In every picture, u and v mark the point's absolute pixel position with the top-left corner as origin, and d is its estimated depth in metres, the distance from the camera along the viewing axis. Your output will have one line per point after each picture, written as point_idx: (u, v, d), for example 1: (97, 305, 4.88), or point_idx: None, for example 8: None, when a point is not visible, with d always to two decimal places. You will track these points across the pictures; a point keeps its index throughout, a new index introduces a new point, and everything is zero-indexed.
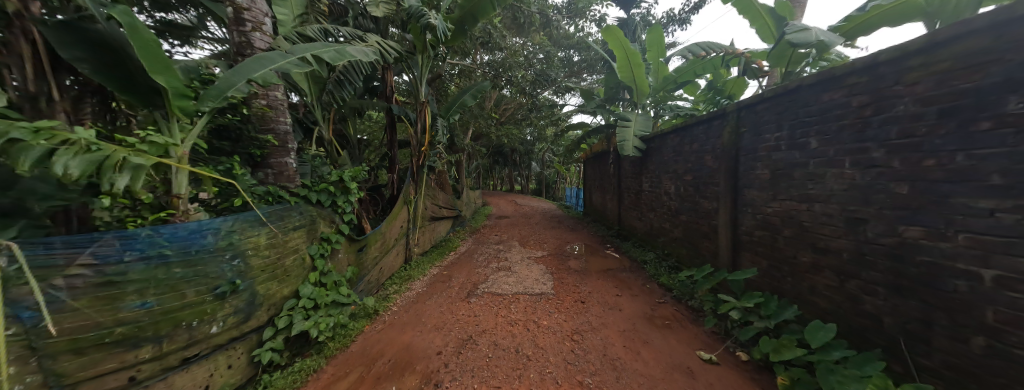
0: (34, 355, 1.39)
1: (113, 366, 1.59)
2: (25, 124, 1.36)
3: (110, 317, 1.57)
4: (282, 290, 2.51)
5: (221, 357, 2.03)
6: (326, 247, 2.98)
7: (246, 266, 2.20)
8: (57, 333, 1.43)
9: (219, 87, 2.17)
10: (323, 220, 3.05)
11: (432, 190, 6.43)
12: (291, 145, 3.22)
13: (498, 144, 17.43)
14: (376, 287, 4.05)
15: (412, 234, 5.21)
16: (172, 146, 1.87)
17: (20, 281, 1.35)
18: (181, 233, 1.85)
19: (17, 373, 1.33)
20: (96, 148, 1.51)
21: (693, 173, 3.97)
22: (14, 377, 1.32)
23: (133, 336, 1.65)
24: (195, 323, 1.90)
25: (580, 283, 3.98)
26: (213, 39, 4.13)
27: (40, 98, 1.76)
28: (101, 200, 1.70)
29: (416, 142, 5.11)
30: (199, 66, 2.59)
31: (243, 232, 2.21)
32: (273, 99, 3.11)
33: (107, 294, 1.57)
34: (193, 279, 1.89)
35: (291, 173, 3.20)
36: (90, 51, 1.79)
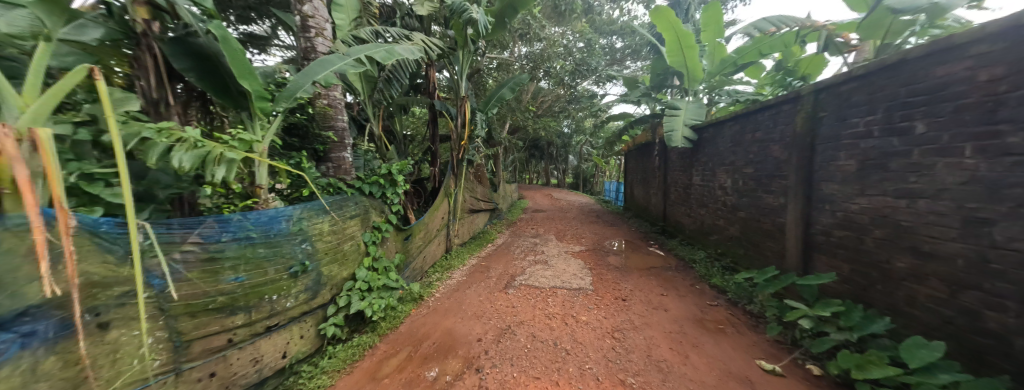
0: (162, 315, 1.69)
1: (217, 329, 1.88)
2: (152, 126, 1.64)
3: (214, 288, 1.87)
4: (342, 272, 2.78)
5: (296, 328, 2.32)
6: (378, 235, 3.23)
7: (313, 249, 2.47)
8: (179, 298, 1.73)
9: (290, 89, 2.43)
10: (374, 210, 3.30)
11: (471, 183, 6.61)
12: (348, 140, 3.48)
13: (535, 138, 17.31)
14: (421, 274, 4.30)
15: (452, 225, 5.42)
16: (256, 142, 2.14)
17: (152, 253, 1.65)
18: (264, 218, 2.11)
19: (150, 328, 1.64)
20: (202, 144, 1.78)
21: (754, 165, 3.59)
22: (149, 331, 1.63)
23: (230, 305, 1.94)
24: (275, 297, 2.18)
25: (621, 279, 3.84)
26: (283, 46, 4.63)
27: (160, 103, 2.07)
28: (205, 189, 2.03)
29: (457, 135, 5.26)
30: (274, 71, 2.92)
31: (311, 219, 2.47)
32: (333, 99, 3.40)
33: (210, 268, 1.86)
34: (273, 258, 2.17)
35: (348, 167, 3.47)
36: (194, 63, 2.11)
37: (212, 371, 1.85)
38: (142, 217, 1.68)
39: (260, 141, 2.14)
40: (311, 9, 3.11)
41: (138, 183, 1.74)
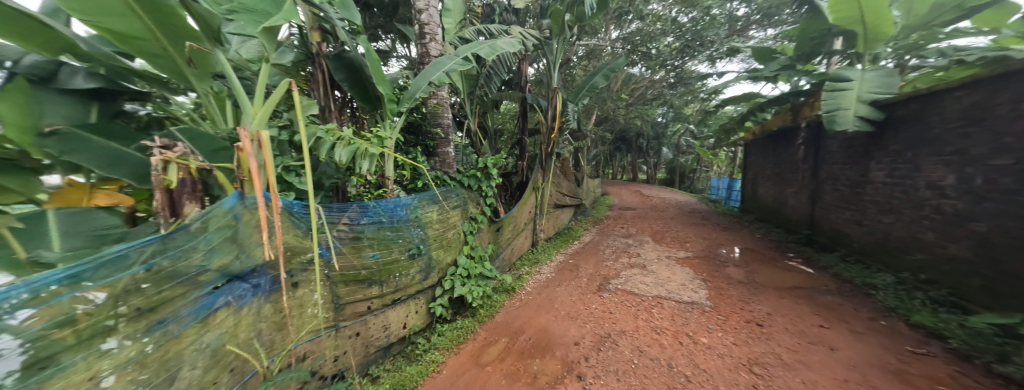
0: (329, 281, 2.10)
1: (361, 296, 2.27)
2: (323, 127, 2.04)
3: (360, 262, 2.25)
4: (446, 257, 3.04)
5: (412, 304, 2.65)
6: (475, 225, 3.42)
7: (426, 235, 2.78)
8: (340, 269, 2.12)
9: (411, 91, 2.76)
10: (471, 202, 3.51)
11: (557, 177, 6.48)
12: (451, 136, 3.77)
13: (624, 129, 15.90)
14: (510, 266, 4.41)
15: (538, 220, 5.42)
16: (388, 139, 2.50)
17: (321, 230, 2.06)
18: (391, 205, 2.46)
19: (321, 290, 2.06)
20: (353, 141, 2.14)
21: (1019, 155, 2.38)
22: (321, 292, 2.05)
23: (370, 277, 2.32)
24: (399, 275, 2.53)
25: (748, 298, 3.14)
26: (399, 57, 5.43)
27: (325, 110, 2.53)
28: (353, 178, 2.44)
29: (546, 129, 5.19)
30: (397, 77, 3.35)
31: (424, 207, 2.78)
32: (441, 98, 3.73)
33: (357, 245, 2.23)
34: (397, 240, 2.51)
35: (450, 160, 3.81)
36: (346, 74, 2.57)
37: (357, 331, 2.25)
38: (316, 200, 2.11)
39: (390, 138, 2.49)
40: (427, 16, 3.45)
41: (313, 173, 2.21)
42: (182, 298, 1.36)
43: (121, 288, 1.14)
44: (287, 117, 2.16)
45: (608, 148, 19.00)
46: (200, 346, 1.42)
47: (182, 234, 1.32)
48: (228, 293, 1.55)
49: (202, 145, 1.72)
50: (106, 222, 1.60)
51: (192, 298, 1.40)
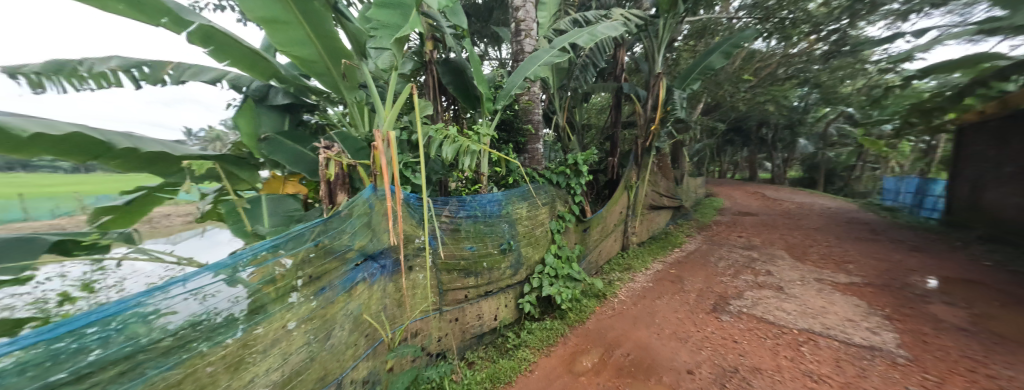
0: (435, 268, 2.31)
1: (460, 285, 2.44)
2: (434, 127, 2.25)
3: (459, 252, 2.41)
4: (535, 254, 3.02)
5: (502, 297, 2.73)
6: (563, 224, 3.30)
7: (516, 231, 2.81)
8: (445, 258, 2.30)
9: (507, 89, 2.81)
10: (560, 199, 3.40)
11: (654, 175, 5.77)
12: (541, 132, 3.74)
13: (740, 118, 13.16)
14: (597, 269, 4.13)
15: (631, 222, 4.93)
16: (488, 137, 2.59)
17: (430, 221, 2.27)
18: (486, 200, 2.58)
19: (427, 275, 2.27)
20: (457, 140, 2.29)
21: None
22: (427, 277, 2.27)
23: (468, 268, 2.47)
24: (492, 268, 2.63)
25: (980, 360, 2.12)
26: (492, 58, 5.67)
27: (434, 113, 2.80)
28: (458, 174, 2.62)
29: (645, 121, 4.66)
30: (493, 77, 3.49)
31: (514, 203, 2.82)
32: (533, 94, 3.74)
33: (457, 237, 2.39)
34: (491, 234, 2.61)
35: (539, 158, 3.78)
36: (452, 78, 2.80)
37: (456, 316, 2.43)
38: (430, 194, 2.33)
39: (490, 135, 2.58)
40: (523, 13, 3.47)
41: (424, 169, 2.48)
42: (337, 270, 1.70)
43: (301, 258, 1.49)
44: (407, 120, 2.53)
45: (717, 142, 16.08)
46: (346, 311, 1.75)
47: (337, 219, 1.64)
48: (364, 270, 1.88)
49: (351, 144, 2.15)
50: (292, 208, 2.11)
51: (342, 271, 1.74)
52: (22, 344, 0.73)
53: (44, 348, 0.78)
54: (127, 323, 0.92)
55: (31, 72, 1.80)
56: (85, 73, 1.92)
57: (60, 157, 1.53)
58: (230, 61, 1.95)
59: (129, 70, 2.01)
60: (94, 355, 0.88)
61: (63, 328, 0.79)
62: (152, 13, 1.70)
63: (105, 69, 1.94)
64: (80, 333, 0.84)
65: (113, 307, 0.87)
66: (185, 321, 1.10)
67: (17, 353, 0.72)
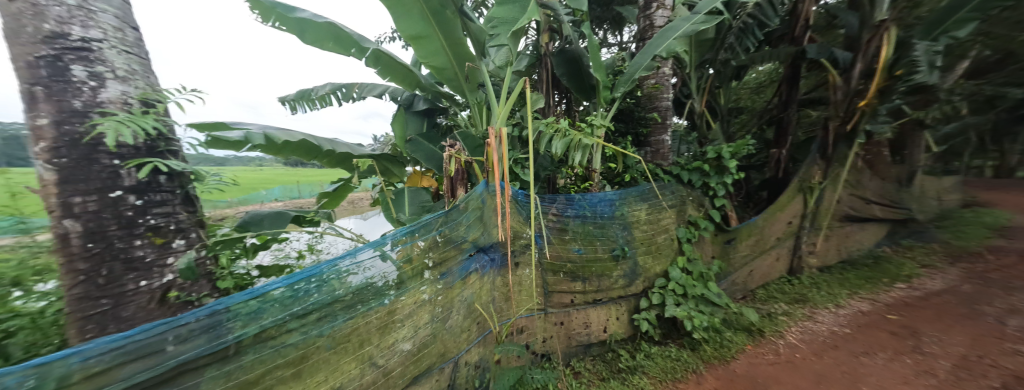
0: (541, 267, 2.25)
1: (565, 289, 2.29)
2: (544, 121, 2.16)
3: (566, 254, 2.25)
4: (655, 266, 2.54)
5: (613, 308, 2.42)
6: (694, 232, 2.66)
7: (632, 237, 2.44)
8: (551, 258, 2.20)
9: (630, 72, 2.44)
10: (691, 201, 2.74)
11: (857, 173, 3.97)
12: (671, 120, 3.05)
13: None
14: (746, 294, 3.16)
15: (807, 236, 3.55)
16: (604, 128, 2.30)
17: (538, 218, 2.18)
18: (596, 199, 2.31)
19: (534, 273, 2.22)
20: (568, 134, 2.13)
21: None
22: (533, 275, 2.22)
23: (575, 271, 2.29)
24: (602, 275, 2.36)
25: None
26: (613, 43, 5.17)
27: (546, 107, 2.80)
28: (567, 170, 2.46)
29: (845, 94, 3.24)
30: (613, 63, 3.13)
31: (631, 205, 2.43)
32: (662, 76, 3.07)
33: (564, 238, 2.23)
34: (602, 238, 2.34)
35: (666, 151, 3.03)
36: (565, 68, 2.63)
37: (561, 320, 2.30)
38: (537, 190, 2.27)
39: (607, 127, 2.27)
40: None
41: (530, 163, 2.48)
42: (455, 258, 1.87)
43: (427, 245, 1.70)
44: (520, 116, 2.57)
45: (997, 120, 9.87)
46: (463, 298, 1.92)
47: (456, 211, 1.78)
48: (476, 261, 2.01)
49: (469, 142, 2.40)
50: (422, 200, 2.48)
51: (459, 260, 1.90)
52: (283, 282, 1.21)
53: (292, 287, 1.25)
54: (326, 279, 1.35)
55: (290, 100, 2.74)
56: (314, 97, 2.78)
57: (297, 156, 2.26)
58: (391, 78, 2.42)
59: (336, 92, 2.81)
60: (314, 298, 1.33)
61: (302, 275, 1.25)
62: (346, 44, 2.22)
63: (324, 93, 2.77)
64: (307, 281, 1.29)
65: (320, 267, 1.31)
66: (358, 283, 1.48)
67: (283, 287, 1.22)
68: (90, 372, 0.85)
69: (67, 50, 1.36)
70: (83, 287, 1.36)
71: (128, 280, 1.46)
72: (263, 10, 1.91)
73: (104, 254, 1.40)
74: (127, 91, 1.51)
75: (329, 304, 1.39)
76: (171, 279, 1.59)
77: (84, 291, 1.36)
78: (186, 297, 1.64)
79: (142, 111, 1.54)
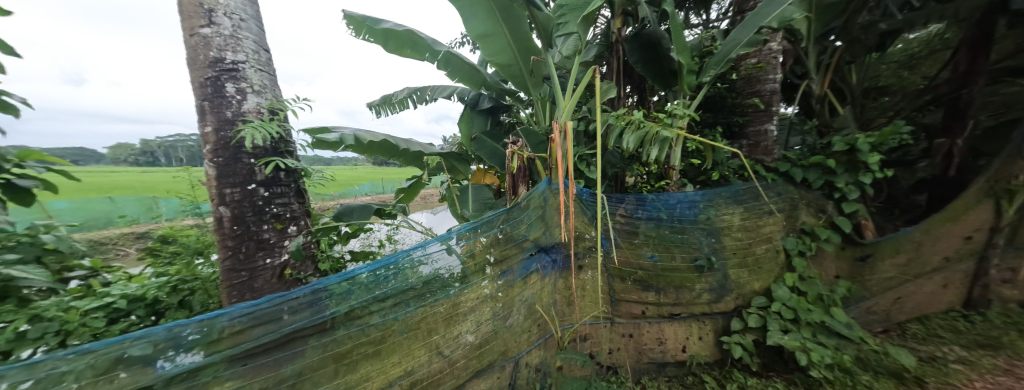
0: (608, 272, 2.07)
1: (635, 298, 2.07)
2: (613, 113, 1.98)
3: (637, 261, 2.02)
4: (753, 282, 2.11)
5: (695, 327, 2.09)
6: (810, 244, 2.14)
7: (720, 245, 2.07)
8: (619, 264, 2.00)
9: (723, 51, 2.10)
10: (806, 205, 2.20)
11: None
12: (777, 106, 2.51)
13: None
14: (888, 329, 2.36)
15: (1001, 258, 2.53)
16: (689, 118, 1.97)
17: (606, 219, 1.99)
18: (674, 199, 2.00)
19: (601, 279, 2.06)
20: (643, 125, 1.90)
21: None
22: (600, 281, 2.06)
23: (647, 281, 2.05)
24: (681, 287, 2.06)
25: None
26: (698, 23, 4.54)
27: (615, 99, 2.60)
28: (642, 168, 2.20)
29: None
30: (700, 43, 2.72)
31: (720, 208, 2.07)
32: (768, 53, 2.51)
33: (636, 242, 2.00)
34: (681, 245, 2.04)
35: (771, 144, 2.52)
36: (640, 56, 2.37)
37: (630, 332, 2.10)
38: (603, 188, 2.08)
39: (693, 116, 1.95)
40: None
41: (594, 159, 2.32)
42: (516, 257, 1.85)
43: (489, 241, 1.70)
44: (586, 109, 2.42)
45: None
46: (524, 298, 1.91)
47: (518, 209, 1.75)
48: (538, 261, 1.96)
49: (532, 138, 2.37)
50: (485, 196, 2.53)
51: (520, 259, 1.88)
52: (367, 268, 1.35)
53: (374, 273, 1.39)
54: (401, 268, 1.46)
55: (375, 105, 3.08)
56: (394, 101, 3.08)
57: (378, 155, 2.52)
58: (460, 79, 2.51)
59: (412, 95, 3.07)
60: (392, 285, 1.46)
61: (383, 262, 1.38)
62: (421, 50, 2.37)
63: (402, 97, 3.05)
64: (386, 269, 1.41)
65: (397, 256, 1.43)
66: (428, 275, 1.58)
67: (368, 273, 1.37)
68: (232, 330, 1.10)
69: (224, 71, 1.73)
70: (232, 260, 1.75)
71: (259, 257, 1.81)
72: (356, 23, 2.19)
73: (245, 234, 1.77)
74: (260, 102, 1.84)
75: (402, 292, 1.51)
76: (286, 259, 1.91)
77: (232, 263, 1.75)
78: (296, 275, 1.95)
79: (269, 118, 1.86)
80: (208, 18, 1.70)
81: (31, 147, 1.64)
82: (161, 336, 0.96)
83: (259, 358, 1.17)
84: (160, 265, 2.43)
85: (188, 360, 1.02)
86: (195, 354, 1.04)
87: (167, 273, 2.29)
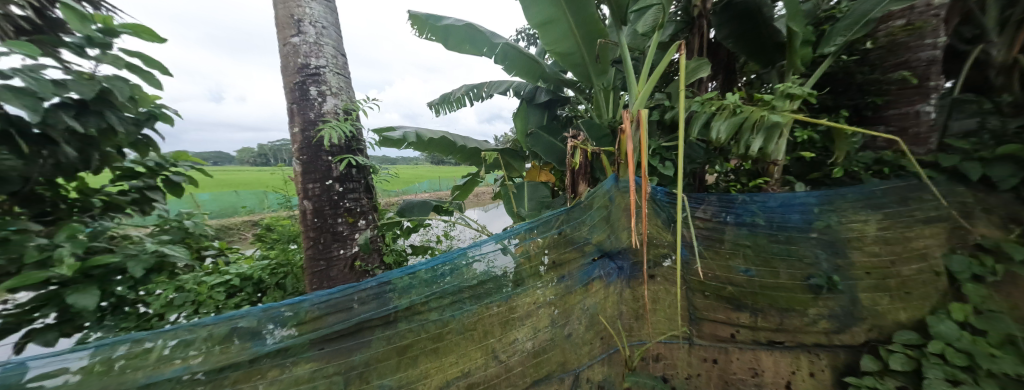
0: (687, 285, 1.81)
1: (723, 318, 1.78)
2: (698, 98, 1.76)
3: (726, 274, 1.70)
4: (896, 312, 1.62)
5: (804, 360, 1.69)
6: (993, 267, 1.55)
7: (846, 262, 1.62)
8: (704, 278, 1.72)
9: (854, 15, 1.79)
10: (986, 213, 1.69)
11: None
12: (938, 81, 1.92)
13: None
14: None
15: None
16: (807, 98, 1.58)
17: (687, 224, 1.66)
18: (775, 202, 1.57)
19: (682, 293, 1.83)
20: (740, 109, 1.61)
21: None
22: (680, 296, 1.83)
23: (739, 298, 1.72)
24: (788, 310, 1.68)
25: None
26: None
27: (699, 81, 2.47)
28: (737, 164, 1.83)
29: None
30: (816, 8, 2.20)
31: (847, 215, 1.60)
32: (923, 10, 1.90)
33: (725, 252, 1.67)
34: (788, 258, 1.63)
35: (928, 131, 1.94)
36: (730, 30, 2.18)
37: (715, 358, 1.83)
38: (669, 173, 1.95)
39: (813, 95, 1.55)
40: None
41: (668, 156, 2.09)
42: (576, 261, 1.70)
43: (547, 243, 1.57)
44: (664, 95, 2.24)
45: None
46: (584, 307, 1.76)
47: (579, 209, 1.59)
48: (600, 267, 1.78)
49: (594, 132, 2.17)
50: (544, 194, 2.41)
51: (581, 263, 1.72)
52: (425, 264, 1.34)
53: (432, 269, 1.37)
54: (458, 266, 1.42)
55: (435, 104, 3.17)
56: (453, 99, 3.13)
57: (437, 152, 2.58)
58: (517, 72, 2.44)
59: (469, 92, 3.09)
60: (448, 282, 1.43)
61: (440, 259, 1.34)
62: (480, 45, 2.35)
63: (460, 95, 3.09)
64: (444, 265, 1.38)
65: (454, 253, 1.39)
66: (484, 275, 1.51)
67: (425, 269, 1.35)
68: (311, 315, 1.20)
69: (307, 76, 1.90)
70: (314, 249, 1.93)
71: (335, 248, 1.95)
72: (420, 23, 2.24)
73: (322, 227, 1.92)
74: (337, 103, 1.98)
75: (458, 291, 1.47)
76: (356, 251, 2.03)
77: (314, 252, 1.93)
78: (365, 267, 2.06)
79: (344, 118, 1.99)
80: (297, 28, 1.88)
81: (185, 151, 2.24)
82: (257, 316, 1.10)
83: (333, 343, 1.26)
84: (265, 244, 2.98)
85: (281, 338, 1.16)
86: (284, 334, 1.16)
87: (270, 257, 2.79)
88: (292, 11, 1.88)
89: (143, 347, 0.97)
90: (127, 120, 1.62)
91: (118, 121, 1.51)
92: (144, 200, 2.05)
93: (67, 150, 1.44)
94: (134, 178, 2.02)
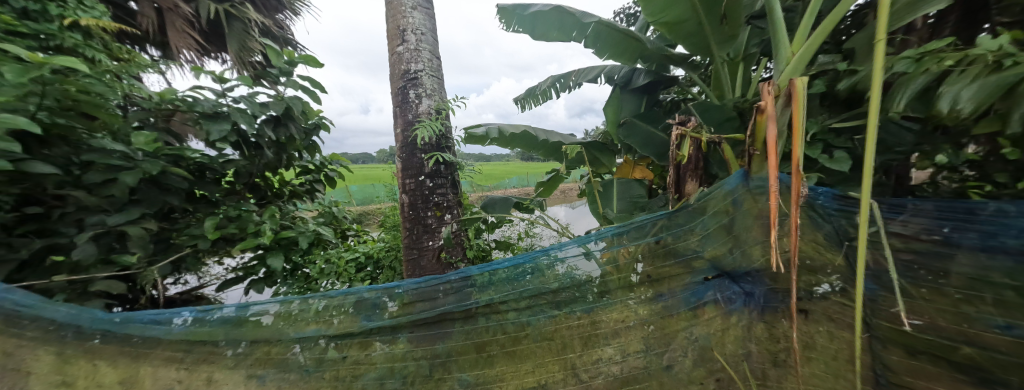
0: (870, 332, 1.24)
1: None
2: (910, 54, 1.27)
3: (957, 326, 1.03)
4: None
5: None
6: None
7: None
8: (905, 327, 1.13)
9: None
10: None
11: None
12: None
13: None
14: None
15: None
16: None
17: (876, 245, 1.11)
18: None
19: (867, 342, 1.26)
20: (1011, 60, 1.05)
21: None
22: (865, 346, 1.26)
23: (984, 369, 1.01)
24: None
25: None
26: None
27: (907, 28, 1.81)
28: (1003, 149, 1.18)
29: None
30: None
31: None
32: None
33: (956, 290, 1.01)
34: None
35: None
36: None
37: None
38: (843, 166, 1.38)
39: None
40: None
41: (839, 143, 1.48)
42: (681, 279, 1.37)
43: (641, 252, 1.29)
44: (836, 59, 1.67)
45: None
46: (689, 336, 1.42)
47: (686, 213, 1.24)
48: (715, 289, 1.40)
49: (712, 117, 1.72)
50: (639, 193, 2.08)
51: (687, 282, 1.38)
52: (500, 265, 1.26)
53: (507, 270, 1.27)
54: (536, 269, 1.29)
55: (521, 99, 3.12)
56: (538, 92, 3.03)
57: (519, 147, 2.53)
58: (609, 55, 2.16)
59: (555, 84, 2.93)
60: (525, 286, 1.33)
61: (516, 261, 1.23)
62: (568, 29, 2.16)
63: (546, 87, 2.96)
64: (520, 267, 1.27)
65: (531, 256, 1.25)
66: (566, 282, 1.34)
67: (500, 270, 1.26)
68: (403, 301, 1.31)
69: (409, 81, 2.09)
70: (409, 239, 2.14)
71: (425, 239, 2.11)
72: (507, 16, 2.19)
73: (416, 218, 2.11)
74: (430, 104, 2.12)
75: (536, 295, 1.36)
76: (442, 243, 2.15)
77: (409, 242, 2.14)
78: (450, 259, 2.18)
79: (435, 117, 2.12)
80: (402, 38, 2.09)
81: (339, 154, 3.11)
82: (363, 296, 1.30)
83: (423, 328, 1.37)
84: (386, 229, 3.53)
85: (381, 318, 1.34)
86: (384, 315, 1.34)
87: (388, 240, 3.27)
88: (398, 23, 2.10)
89: (295, 308, 1.35)
90: (302, 131, 2.56)
91: (296, 131, 2.44)
92: (312, 189, 3.01)
93: (268, 151, 2.38)
94: (307, 173, 2.94)
